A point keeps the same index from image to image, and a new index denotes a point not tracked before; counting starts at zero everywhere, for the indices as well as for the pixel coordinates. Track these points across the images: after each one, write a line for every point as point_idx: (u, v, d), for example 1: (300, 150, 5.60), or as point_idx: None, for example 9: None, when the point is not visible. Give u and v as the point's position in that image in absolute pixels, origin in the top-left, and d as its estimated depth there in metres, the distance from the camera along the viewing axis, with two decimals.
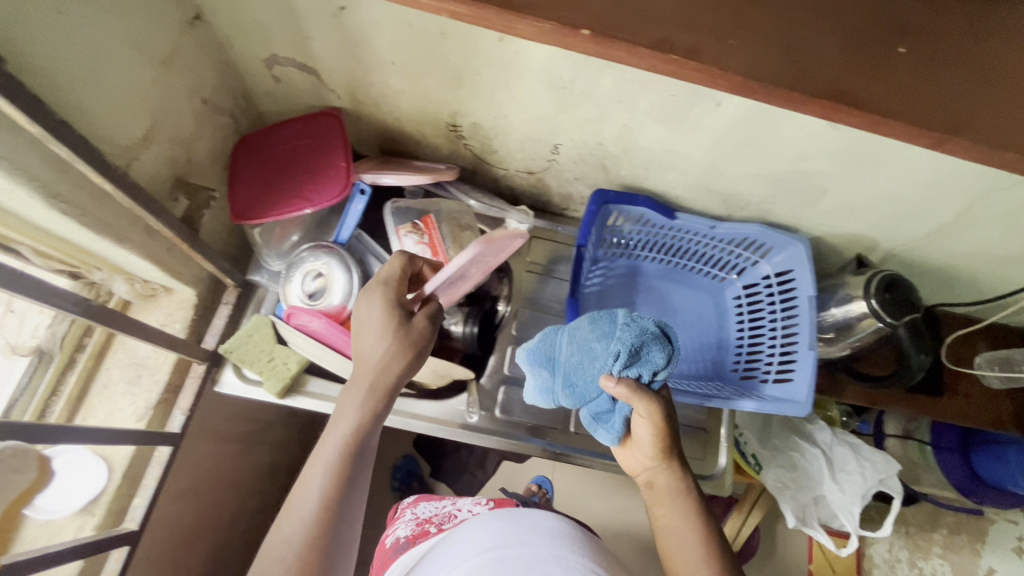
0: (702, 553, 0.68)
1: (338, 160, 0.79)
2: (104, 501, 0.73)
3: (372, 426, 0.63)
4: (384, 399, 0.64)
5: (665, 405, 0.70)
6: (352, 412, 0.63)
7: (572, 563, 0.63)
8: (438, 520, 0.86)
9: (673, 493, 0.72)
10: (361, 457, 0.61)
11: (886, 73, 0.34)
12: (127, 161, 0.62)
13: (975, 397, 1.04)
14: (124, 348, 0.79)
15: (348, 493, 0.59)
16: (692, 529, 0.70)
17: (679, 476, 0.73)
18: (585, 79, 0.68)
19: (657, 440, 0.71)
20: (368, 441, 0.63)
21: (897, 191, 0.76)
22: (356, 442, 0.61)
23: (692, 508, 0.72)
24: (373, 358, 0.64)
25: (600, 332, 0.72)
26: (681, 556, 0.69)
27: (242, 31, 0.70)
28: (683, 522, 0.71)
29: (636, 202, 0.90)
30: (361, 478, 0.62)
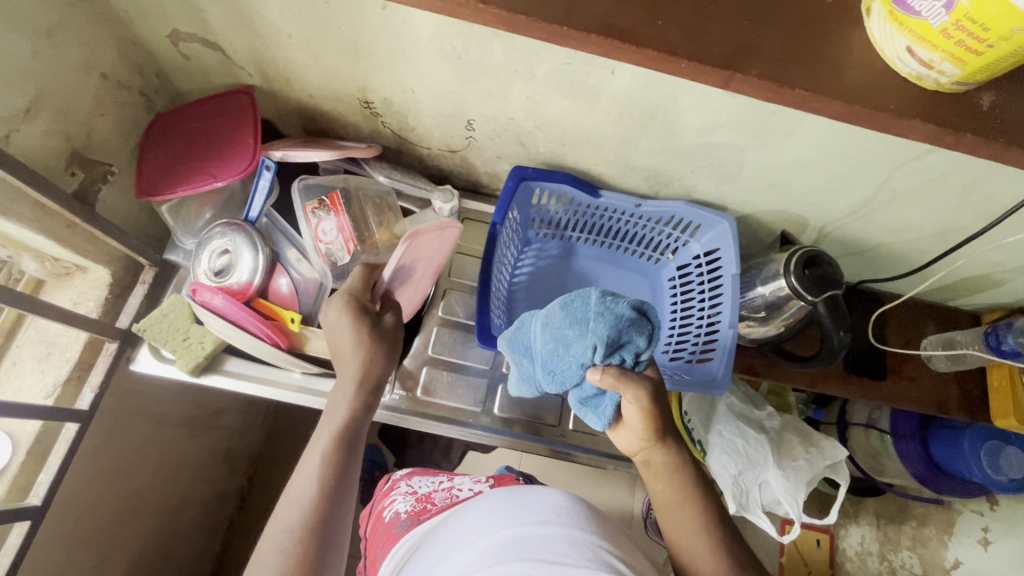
0: (697, 526, 0.66)
1: (244, 136, 0.79)
2: (8, 476, 0.73)
3: (362, 416, 0.67)
4: (372, 391, 0.69)
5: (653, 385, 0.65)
6: (343, 404, 0.67)
7: (584, 542, 0.56)
8: (438, 498, 0.84)
9: (665, 470, 0.69)
10: (352, 446, 0.65)
11: None
12: (6, 132, 0.62)
13: (921, 380, 1.00)
14: (36, 326, 0.80)
15: (342, 478, 0.62)
16: (689, 504, 0.67)
17: (674, 453, 0.69)
18: (477, 49, 0.67)
19: (644, 423, 0.66)
20: (358, 432, 0.66)
21: (811, 162, 0.75)
22: (346, 432, 0.65)
23: (684, 484, 0.69)
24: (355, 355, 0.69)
25: (572, 319, 0.67)
26: (679, 536, 0.67)
27: (136, 5, 0.70)
28: (681, 498, 0.68)
29: (555, 179, 0.88)
30: (354, 466, 0.64)
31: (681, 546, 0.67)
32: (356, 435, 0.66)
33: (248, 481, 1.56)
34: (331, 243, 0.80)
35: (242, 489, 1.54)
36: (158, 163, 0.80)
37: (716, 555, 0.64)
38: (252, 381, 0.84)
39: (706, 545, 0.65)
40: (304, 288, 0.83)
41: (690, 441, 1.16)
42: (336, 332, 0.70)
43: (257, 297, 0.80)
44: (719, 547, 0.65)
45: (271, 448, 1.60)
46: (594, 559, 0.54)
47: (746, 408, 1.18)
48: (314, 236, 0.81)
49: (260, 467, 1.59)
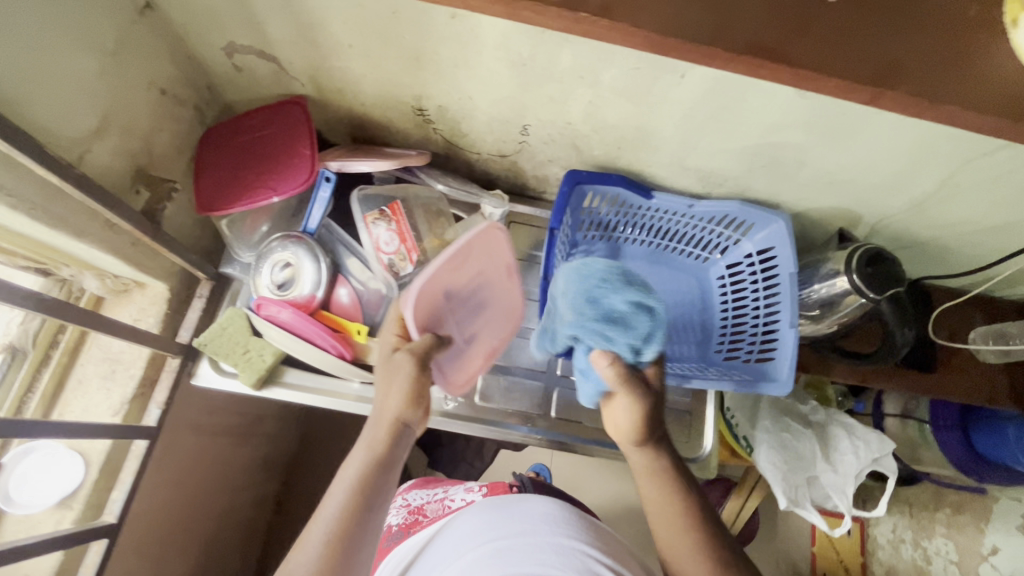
0: (690, 538, 0.63)
1: (302, 148, 0.78)
2: (83, 495, 0.74)
3: (382, 470, 0.62)
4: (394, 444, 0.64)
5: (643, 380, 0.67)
6: (361, 456, 0.62)
7: (569, 549, 0.64)
8: (430, 510, 0.91)
9: (660, 483, 0.67)
10: (375, 496, 0.60)
11: (820, 24, 0.32)
12: (80, 153, 0.62)
13: (970, 370, 1.00)
14: (98, 344, 0.79)
15: (357, 529, 0.58)
16: (681, 517, 0.64)
17: (660, 462, 0.68)
18: (545, 55, 0.66)
19: (635, 422, 0.65)
20: (378, 488, 0.61)
21: (876, 160, 0.74)
22: (362, 488, 0.60)
23: (682, 494, 0.66)
24: (389, 404, 0.64)
25: (577, 289, 0.69)
26: (673, 548, 0.64)
27: (195, 19, 0.69)
28: (675, 509, 0.65)
29: (610, 181, 0.88)
30: (371, 526, 0.59)
31: (675, 559, 0.64)
32: (380, 485, 0.61)
33: (284, 484, 1.57)
34: (393, 253, 0.79)
35: (278, 493, 1.55)
36: (214, 176, 0.79)
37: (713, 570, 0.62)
38: (313, 392, 0.85)
39: (697, 559, 0.62)
40: (365, 297, 0.82)
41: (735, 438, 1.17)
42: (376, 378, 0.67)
43: (319, 309, 0.79)
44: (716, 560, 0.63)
45: (304, 451, 1.60)
46: (580, 569, 0.61)
47: (789, 404, 1.19)
48: (375, 245, 0.80)
49: (296, 470, 1.59)
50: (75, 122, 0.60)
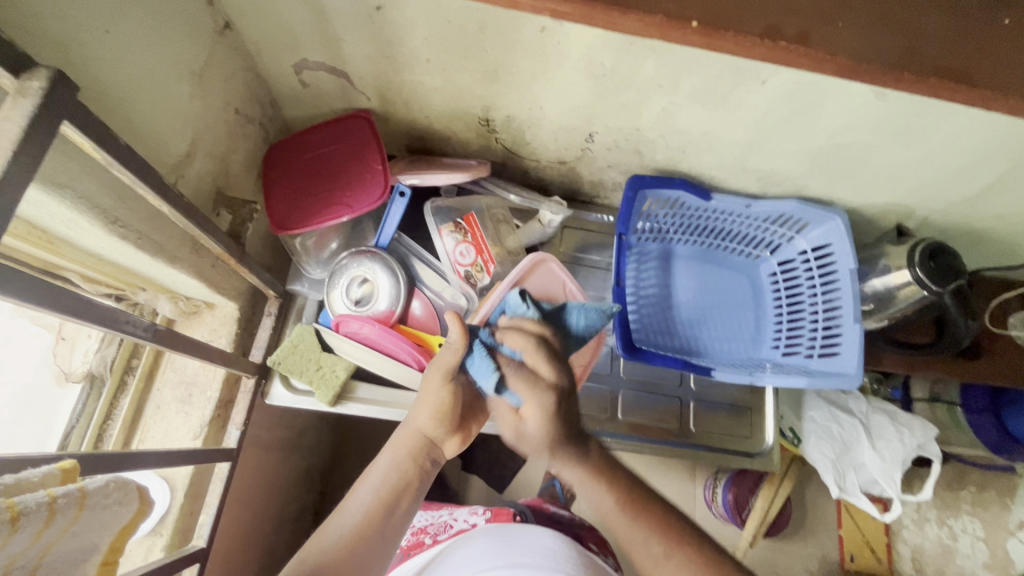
0: (644, 533, 0.59)
1: (374, 164, 0.79)
2: (171, 521, 0.73)
3: (409, 481, 0.65)
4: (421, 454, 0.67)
5: (559, 405, 0.59)
6: (388, 462, 0.66)
7: None
8: (433, 530, 0.93)
9: (591, 480, 0.60)
10: (398, 501, 0.64)
11: (990, 46, 0.34)
12: (176, 178, 0.61)
13: (1013, 356, 1.03)
14: (173, 367, 0.79)
15: (377, 529, 0.61)
16: (627, 512, 0.60)
17: (584, 462, 0.60)
18: (627, 65, 0.67)
19: (539, 436, 0.59)
20: (403, 494, 0.64)
21: (940, 157, 0.76)
22: (387, 492, 0.63)
23: (628, 489, 0.61)
24: (420, 418, 0.68)
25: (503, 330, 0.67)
26: (626, 539, 0.60)
27: (271, 36, 0.69)
28: (622, 505, 0.60)
29: (672, 185, 0.89)
30: (390, 530, 0.62)
31: (637, 555, 0.60)
32: (403, 491, 0.65)
33: (321, 495, 1.56)
34: (470, 265, 0.80)
35: (317, 504, 1.54)
36: (285, 195, 0.79)
37: (673, 565, 0.58)
38: (387, 406, 0.84)
39: (656, 555, 0.58)
40: (442, 309, 0.83)
41: None
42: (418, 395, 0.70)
43: (398, 323, 0.80)
44: (671, 554, 0.58)
45: (339, 462, 1.60)
46: None
47: (834, 394, 1.21)
48: (451, 258, 0.81)
49: (331, 481, 1.58)
50: (172, 148, 0.60)
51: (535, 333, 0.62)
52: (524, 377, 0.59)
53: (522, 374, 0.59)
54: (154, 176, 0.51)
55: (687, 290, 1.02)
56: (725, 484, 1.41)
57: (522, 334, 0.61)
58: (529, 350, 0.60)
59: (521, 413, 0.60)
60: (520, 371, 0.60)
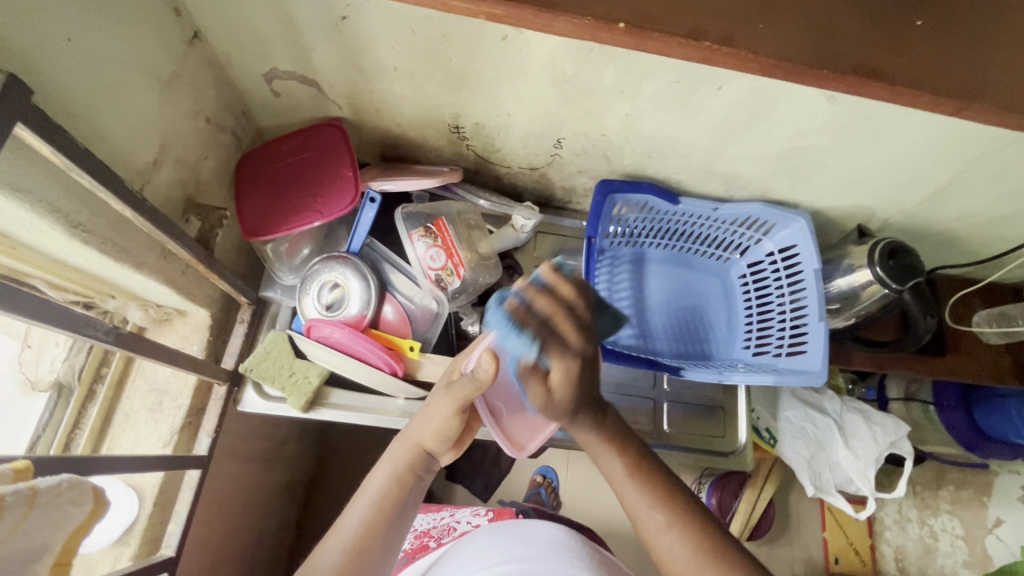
0: (650, 500, 0.59)
1: (344, 170, 0.80)
2: (138, 530, 0.72)
3: (406, 492, 0.64)
4: (419, 467, 0.66)
5: (580, 370, 0.56)
6: (386, 472, 0.65)
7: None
8: (435, 534, 0.96)
9: (603, 445, 0.62)
10: (399, 513, 0.63)
11: (908, 46, 0.35)
12: (141, 184, 0.62)
13: (978, 353, 1.07)
14: (143, 374, 0.78)
15: (377, 541, 0.60)
16: (634, 480, 0.61)
17: (599, 427, 0.62)
18: (588, 72, 0.69)
19: (564, 398, 0.57)
20: (402, 506, 0.63)
21: (894, 159, 0.79)
22: (385, 504, 0.62)
23: (636, 457, 0.62)
24: (423, 432, 0.67)
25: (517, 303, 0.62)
26: (632, 506, 0.61)
27: (240, 46, 0.70)
28: (629, 471, 0.61)
29: (640, 189, 0.91)
30: (391, 541, 0.62)
31: (643, 523, 0.60)
32: (401, 504, 0.63)
33: (303, 508, 1.54)
34: (440, 269, 0.82)
35: (299, 517, 1.52)
36: (256, 202, 0.80)
37: (676, 535, 0.57)
38: (361, 411, 0.84)
39: (659, 522, 0.58)
40: (413, 313, 0.84)
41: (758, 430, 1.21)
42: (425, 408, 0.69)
43: (369, 327, 0.80)
44: (673, 524, 0.58)
45: (322, 473, 1.58)
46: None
47: (808, 394, 1.22)
48: (421, 262, 0.82)
49: (314, 494, 1.57)
50: (138, 156, 0.61)
51: (568, 300, 0.56)
52: (557, 344, 0.54)
53: (553, 346, 0.54)
54: (114, 180, 0.51)
55: (660, 292, 1.03)
56: (708, 487, 1.42)
57: (552, 299, 0.55)
58: (557, 314, 0.55)
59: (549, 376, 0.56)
60: (552, 341, 0.54)
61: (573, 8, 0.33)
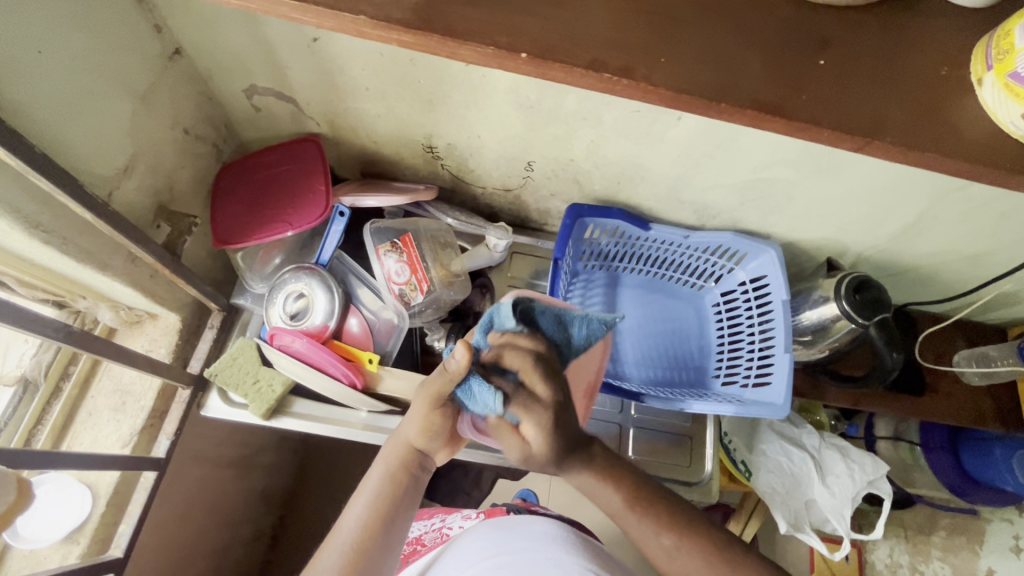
0: (654, 527, 0.62)
1: (317, 184, 0.82)
2: (89, 529, 0.73)
3: (401, 492, 0.63)
4: (413, 466, 0.65)
5: (555, 420, 0.58)
6: (380, 471, 0.65)
7: (568, 567, 0.68)
8: (427, 539, 0.95)
9: (598, 481, 0.63)
10: (396, 513, 0.62)
11: (809, 84, 0.36)
12: (109, 191, 0.65)
13: (957, 394, 1.04)
14: (109, 374, 0.80)
15: (376, 542, 0.60)
16: (635, 511, 0.63)
17: (590, 463, 0.63)
18: (550, 99, 0.71)
19: (544, 455, 0.59)
20: (398, 504, 0.63)
21: (859, 195, 0.79)
22: (383, 506, 0.62)
23: (633, 488, 0.64)
24: (409, 429, 0.66)
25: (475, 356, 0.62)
26: (639, 537, 0.63)
27: (220, 63, 0.73)
28: (629, 501, 0.63)
29: (610, 215, 0.92)
30: (392, 542, 0.62)
31: (648, 550, 0.63)
32: (400, 501, 0.63)
33: (280, 518, 1.54)
34: (404, 284, 0.84)
35: (275, 527, 1.52)
36: (231, 212, 0.82)
37: (682, 558, 0.61)
38: (322, 422, 0.84)
39: (667, 547, 0.62)
40: (377, 327, 0.85)
41: (733, 462, 1.19)
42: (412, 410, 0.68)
43: (332, 339, 0.82)
44: (680, 546, 0.62)
45: (302, 484, 1.58)
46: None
47: (785, 427, 1.20)
48: (386, 276, 0.84)
49: (292, 505, 1.56)
50: (108, 164, 0.64)
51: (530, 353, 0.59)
52: (525, 401, 0.58)
53: (521, 397, 0.58)
54: (71, 184, 0.54)
55: (633, 317, 1.03)
56: None
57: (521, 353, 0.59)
58: (527, 371, 0.58)
59: (521, 432, 0.58)
60: (519, 396, 0.58)
61: (476, 38, 0.34)
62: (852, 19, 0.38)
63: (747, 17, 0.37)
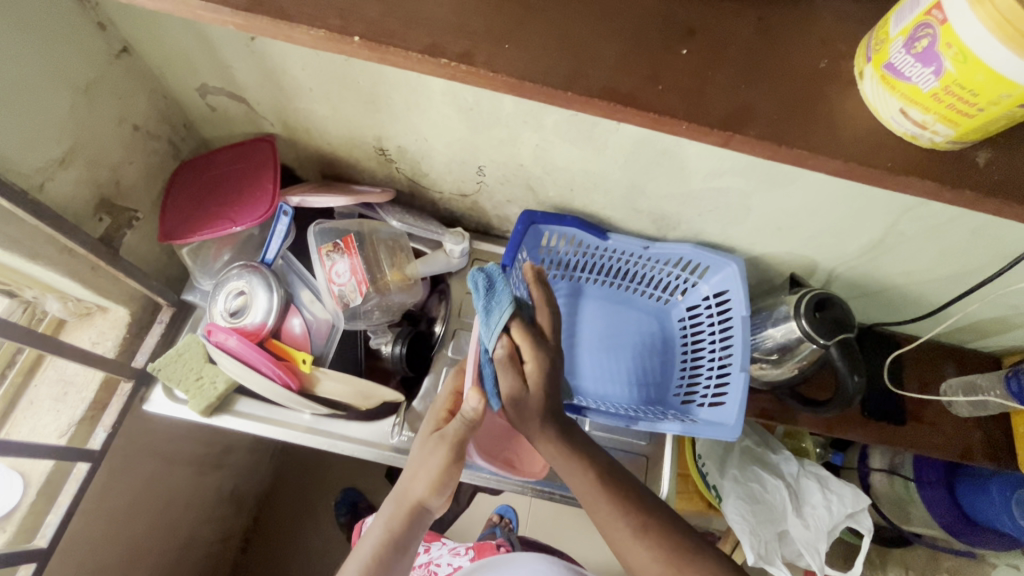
0: (620, 508, 0.60)
1: (264, 183, 0.82)
2: (17, 517, 0.74)
3: (399, 548, 0.63)
4: (412, 522, 0.64)
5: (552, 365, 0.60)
6: (381, 527, 0.64)
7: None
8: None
9: (566, 458, 0.61)
10: (393, 567, 0.63)
11: (669, 75, 0.34)
12: (41, 182, 0.66)
13: (942, 424, 0.97)
14: (54, 365, 0.81)
15: None
16: (602, 491, 0.60)
17: (559, 438, 0.61)
18: (487, 101, 0.70)
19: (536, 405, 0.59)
20: (396, 560, 0.63)
21: (816, 208, 0.75)
22: (381, 562, 0.62)
23: (569, 486, 0.62)
24: (418, 486, 0.64)
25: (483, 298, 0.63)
26: (601, 518, 0.61)
27: (168, 62, 0.75)
28: (598, 480, 0.61)
29: (564, 222, 0.90)
30: None
31: (610, 532, 0.60)
32: (392, 568, 0.62)
33: (253, 521, 1.53)
34: (343, 285, 0.83)
35: (246, 530, 1.51)
36: (181, 209, 0.84)
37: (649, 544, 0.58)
38: (262, 422, 0.84)
39: (632, 528, 0.59)
40: (315, 328, 0.85)
41: (705, 486, 1.14)
42: (420, 463, 0.65)
43: (270, 337, 0.81)
44: (646, 530, 0.59)
45: (275, 488, 1.57)
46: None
47: (762, 452, 1.16)
48: (328, 277, 0.84)
49: (266, 508, 1.55)
50: (40, 155, 0.65)
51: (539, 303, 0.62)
52: (533, 340, 0.60)
53: (532, 335, 0.60)
54: None
55: (593, 329, 0.99)
56: None
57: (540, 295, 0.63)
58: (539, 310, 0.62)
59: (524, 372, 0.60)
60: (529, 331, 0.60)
61: (309, 21, 0.33)
62: (724, 11, 0.36)
63: (607, 6, 0.35)
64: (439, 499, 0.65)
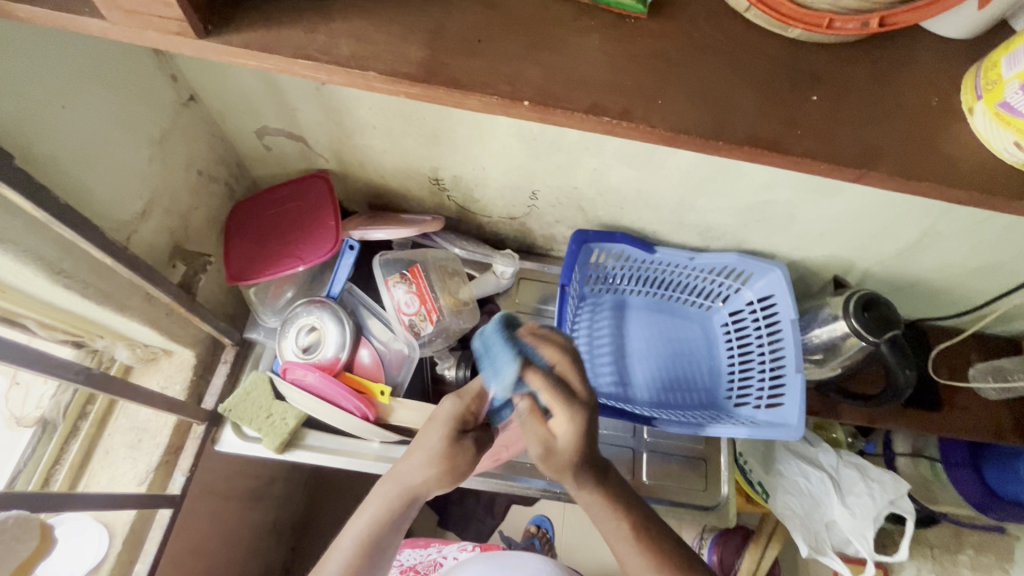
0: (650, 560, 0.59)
1: (327, 219, 0.84)
2: (106, 569, 0.74)
3: (391, 530, 0.61)
4: (409, 505, 0.61)
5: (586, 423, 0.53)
6: (376, 506, 0.61)
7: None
8: (422, 568, 0.99)
9: (608, 506, 0.59)
10: (386, 544, 0.61)
11: (802, 119, 0.39)
12: (126, 235, 0.68)
13: (974, 408, 1.01)
14: (126, 413, 0.81)
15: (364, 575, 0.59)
16: (638, 541, 0.60)
17: (604, 485, 0.59)
18: (552, 131, 0.73)
19: (566, 456, 0.54)
20: (388, 539, 0.61)
21: (861, 214, 0.79)
22: (373, 541, 0.60)
23: (639, 520, 0.61)
24: (420, 475, 0.59)
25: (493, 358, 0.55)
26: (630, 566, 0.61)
27: (232, 108, 0.76)
28: (635, 531, 0.60)
29: (615, 239, 0.94)
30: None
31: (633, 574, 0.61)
32: (386, 547, 0.61)
33: (292, 552, 1.51)
34: (414, 314, 0.86)
35: (286, 561, 1.49)
36: (245, 249, 0.85)
37: None
38: (335, 455, 0.83)
39: None
40: (388, 357, 0.87)
41: (750, 483, 1.16)
42: (424, 452, 0.59)
43: (343, 370, 0.84)
44: None
45: (311, 517, 1.55)
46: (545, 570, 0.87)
47: (801, 446, 1.18)
48: (396, 307, 0.86)
49: (303, 536, 1.53)
50: (125, 210, 0.66)
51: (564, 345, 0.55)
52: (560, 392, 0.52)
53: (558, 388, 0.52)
54: (82, 222, 0.56)
55: (642, 339, 1.02)
56: (709, 544, 1.38)
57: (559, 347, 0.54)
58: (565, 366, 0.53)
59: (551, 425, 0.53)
60: (552, 379, 0.53)
61: (480, 89, 0.38)
62: (838, 58, 0.41)
63: (739, 61, 0.40)
64: (440, 488, 0.62)
